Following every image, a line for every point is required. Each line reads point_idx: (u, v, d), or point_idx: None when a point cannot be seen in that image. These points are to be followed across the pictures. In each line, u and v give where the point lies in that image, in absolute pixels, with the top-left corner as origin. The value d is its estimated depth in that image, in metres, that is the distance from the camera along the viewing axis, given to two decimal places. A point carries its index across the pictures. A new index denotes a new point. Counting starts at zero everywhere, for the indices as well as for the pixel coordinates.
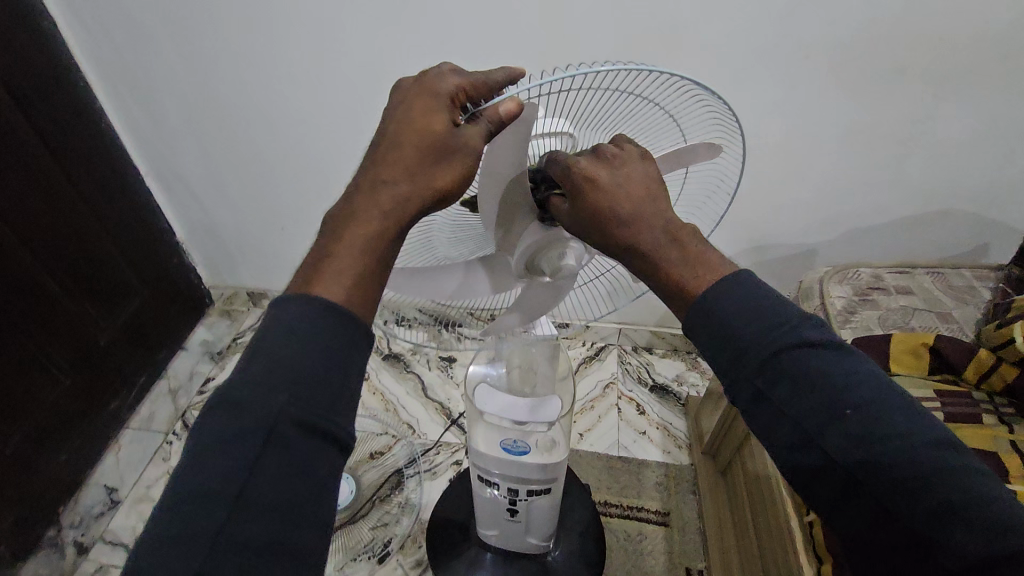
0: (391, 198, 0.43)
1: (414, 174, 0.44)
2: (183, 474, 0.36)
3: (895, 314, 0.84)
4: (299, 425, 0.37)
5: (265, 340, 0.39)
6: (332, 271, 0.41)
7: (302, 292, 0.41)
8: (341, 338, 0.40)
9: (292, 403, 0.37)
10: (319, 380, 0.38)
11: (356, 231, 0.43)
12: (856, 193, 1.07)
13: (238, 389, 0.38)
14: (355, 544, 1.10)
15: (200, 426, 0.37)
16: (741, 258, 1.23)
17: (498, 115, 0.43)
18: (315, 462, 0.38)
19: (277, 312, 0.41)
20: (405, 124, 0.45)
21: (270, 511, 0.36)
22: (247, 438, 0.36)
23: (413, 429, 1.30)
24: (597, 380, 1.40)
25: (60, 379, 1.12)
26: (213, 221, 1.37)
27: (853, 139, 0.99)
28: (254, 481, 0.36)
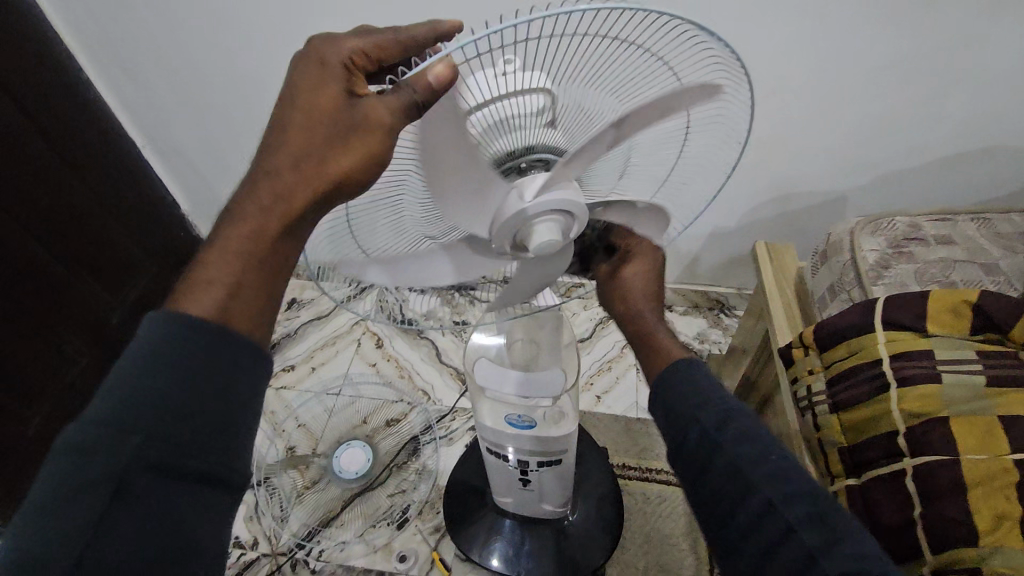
0: (269, 190, 0.37)
1: (300, 161, 0.37)
2: (14, 539, 0.32)
3: (933, 267, 0.77)
4: (155, 471, 0.34)
5: (123, 374, 0.35)
6: (212, 277, 0.37)
7: (170, 309, 0.36)
8: (200, 373, 0.36)
9: (149, 448, 0.34)
10: (182, 420, 0.35)
11: (236, 233, 0.37)
12: (892, 133, 0.97)
13: (91, 431, 0.33)
14: (373, 511, 1.12)
15: (47, 474, 0.33)
16: (766, 209, 1.15)
17: (428, 84, 0.35)
18: (181, 513, 0.35)
19: (139, 337, 0.36)
20: (291, 103, 0.38)
21: (128, 571, 0.33)
22: (89, 493, 0.32)
23: (427, 395, 1.29)
24: (614, 341, 1.36)
25: (77, 360, 1.13)
26: (216, 193, 1.34)
27: (892, 74, 0.89)
28: (98, 544, 0.32)
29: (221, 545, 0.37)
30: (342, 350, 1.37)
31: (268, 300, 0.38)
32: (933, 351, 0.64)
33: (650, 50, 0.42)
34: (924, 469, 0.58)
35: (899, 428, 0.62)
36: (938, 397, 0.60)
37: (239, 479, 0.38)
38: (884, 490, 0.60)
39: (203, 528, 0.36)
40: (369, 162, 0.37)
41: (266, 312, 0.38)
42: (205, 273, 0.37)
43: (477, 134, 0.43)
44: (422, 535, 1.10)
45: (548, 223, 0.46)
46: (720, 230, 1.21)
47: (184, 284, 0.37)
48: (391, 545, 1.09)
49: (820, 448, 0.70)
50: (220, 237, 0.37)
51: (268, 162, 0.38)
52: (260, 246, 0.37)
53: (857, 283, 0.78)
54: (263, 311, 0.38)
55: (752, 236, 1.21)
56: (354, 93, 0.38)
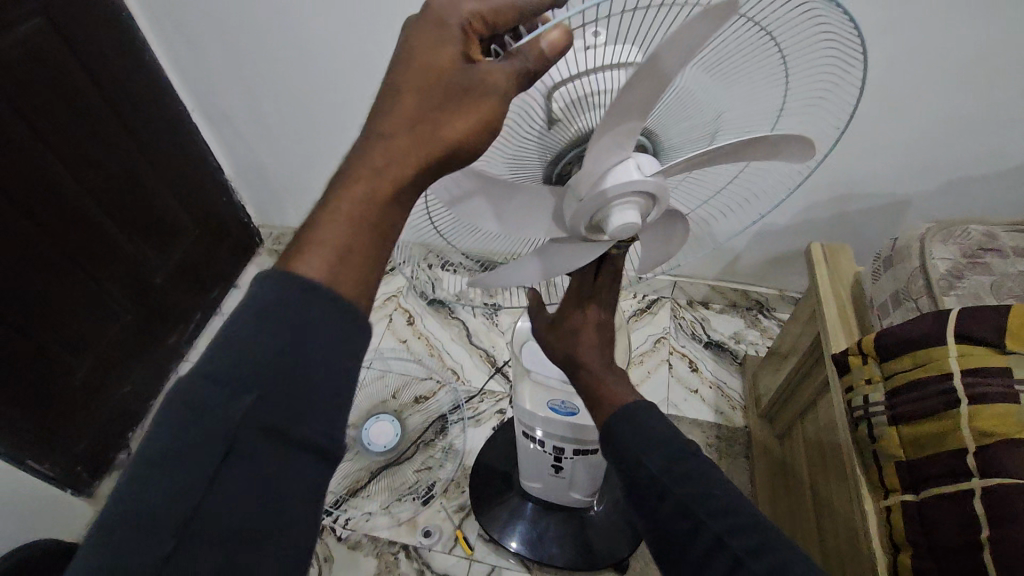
0: (382, 150, 0.36)
1: (414, 122, 0.36)
2: (122, 486, 0.31)
3: (1011, 281, 0.72)
4: (266, 436, 0.33)
5: (238, 329, 0.33)
6: (321, 238, 0.35)
7: (279, 267, 0.34)
8: (315, 339, 0.34)
9: (263, 411, 0.33)
10: (295, 385, 0.33)
11: (346, 191, 0.36)
12: (968, 136, 0.92)
13: (203, 388, 0.32)
14: (400, 485, 1.12)
15: (155, 426, 0.32)
16: (821, 208, 1.10)
17: (543, 52, 0.35)
18: (286, 479, 0.34)
19: (255, 292, 0.34)
20: (406, 59, 0.37)
21: (235, 533, 0.33)
22: (202, 453, 0.32)
23: (457, 375, 1.29)
24: (647, 334, 1.33)
25: (120, 315, 1.15)
26: (259, 158, 1.34)
27: (979, 72, 0.83)
28: (210, 502, 0.32)
29: (318, 513, 0.36)
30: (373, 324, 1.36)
31: (372, 256, 0.36)
32: (1010, 368, 0.60)
33: (759, 24, 0.39)
34: (997, 492, 0.55)
35: (969, 447, 0.59)
36: (1017, 417, 0.57)
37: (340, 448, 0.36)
38: (946, 508, 0.59)
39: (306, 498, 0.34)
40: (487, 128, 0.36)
41: (375, 268, 0.37)
42: (314, 224, 0.36)
43: (558, 109, 0.42)
44: (447, 514, 1.10)
45: (632, 205, 0.44)
46: (769, 228, 1.16)
47: (291, 238, 0.36)
48: (416, 521, 1.09)
49: (875, 460, 0.68)
50: (330, 194, 0.36)
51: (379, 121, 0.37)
52: (354, 204, 0.36)
53: (927, 293, 0.74)
54: (373, 271, 0.36)
55: (802, 236, 1.17)
56: (469, 57, 0.37)
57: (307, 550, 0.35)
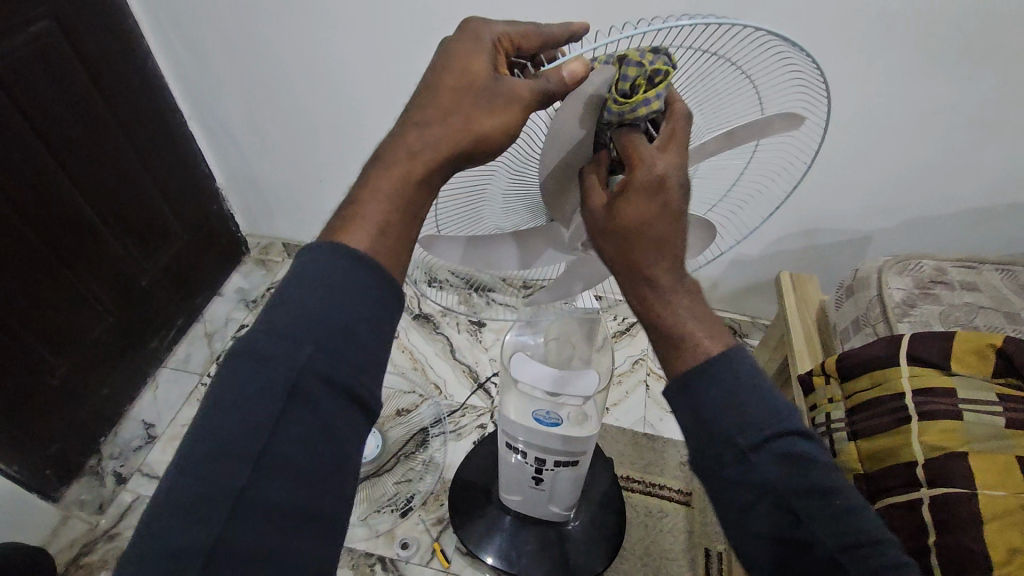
0: (418, 139, 0.41)
1: (448, 116, 0.42)
2: (194, 429, 0.35)
3: (957, 310, 0.79)
4: (327, 383, 0.36)
5: (298, 289, 0.37)
6: (364, 214, 0.40)
7: (330, 240, 0.39)
8: (364, 301, 0.38)
9: (319, 360, 0.36)
10: (344, 338, 0.37)
11: (385, 178, 0.41)
12: (921, 179, 1.01)
13: (262, 341, 0.36)
14: (379, 496, 1.12)
15: (221, 375, 0.36)
16: (789, 240, 1.17)
17: (563, 79, 0.41)
18: (339, 425, 0.37)
19: (308, 258, 0.39)
20: (445, 67, 0.43)
21: (293, 477, 0.35)
22: (268, 395, 0.35)
23: (440, 389, 1.31)
24: (625, 356, 1.38)
25: (104, 316, 1.15)
26: (253, 169, 1.36)
27: (928, 121, 0.92)
28: (275, 443, 0.35)
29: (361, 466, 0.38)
30: None
31: (401, 250, 0.40)
32: (955, 389, 0.66)
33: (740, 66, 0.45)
34: (940, 501, 0.60)
35: (919, 459, 0.64)
36: (958, 432, 0.63)
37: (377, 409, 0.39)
38: (903, 517, 0.62)
39: (350, 451, 0.37)
40: (506, 129, 0.41)
41: (401, 262, 0.40)
42: (352, 215, 0.40)
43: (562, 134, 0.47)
44: (425, 525, 1.11)
45: None
46: (743, 256, 1.23)
47: (328, 231, 0.40)
48: (394, 533, 1.10)
49: None
50: (370, 185, 0.41)
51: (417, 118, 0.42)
52: (380, 201, 0.40)
53: (882, 319, 0.80)
54: (404, 253, 0.41)
55: (773, 265, 1.24)
56: (497, 67, 0.43)
57: (351, 498, 0.37)
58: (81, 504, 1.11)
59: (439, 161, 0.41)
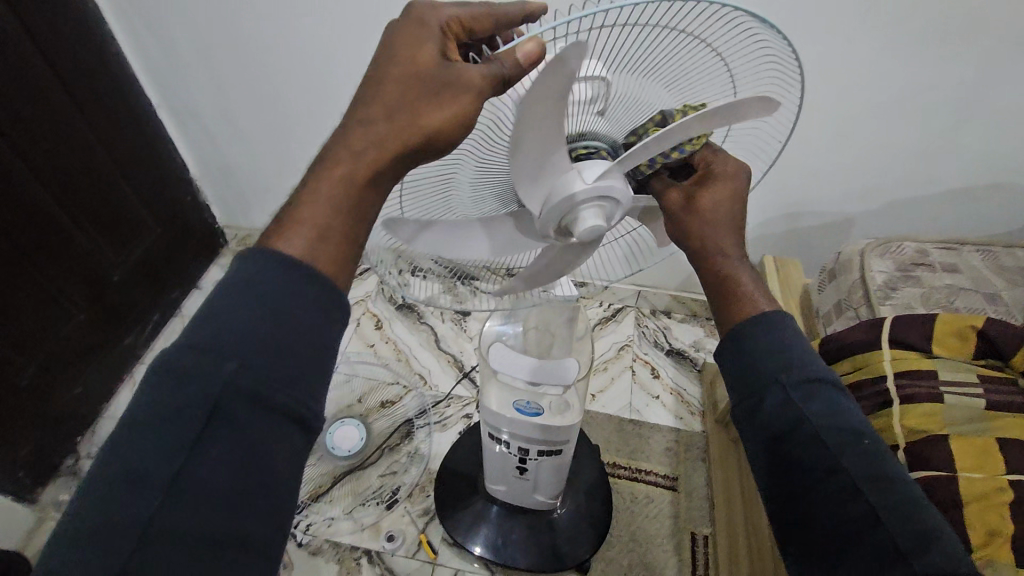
0: (361, 138, 0.39)
1: (391, 115, 0.39)
2: (106, 453, 0.32)
3: (939, 292, 0.79)
4: (249, 398, 0.34)
5: (224, 299, 0.36)
6: (320, 214, 0.38)
7: (268, 248, 0.37)
8: (294, 308, 0.36)
9: (245, 377, 0.34)
10: (273, 350, 0.35)
11: (327, 180, 0.39)
12: (903, 161, 1.00)
13: (184, 353, 0.34)
14: (363, 489, 1.12)
15: (145, 391, 0.33)
16: (774, 224, 1.16)
17: (517, 62, 0.38)
18: (267, 445, 0.34)
19: (246, 264, 0.37)
20: (389, 58, 0.41)
21: (214, 501, 0.33)
22: (188, 414, 0.33)
23: (424, 379, 1.30)
24: (611, 342, 1.37)
25: (74, 313, 1.12)
26: (228, 159, 1.33)
27: (908, 102, 0.91)
28: (192, 465, 0.33)
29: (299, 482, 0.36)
30: None
31: (342, 256, 0.39)
32: (937, 371, 0.66)
33: (704, 40, 0.43)
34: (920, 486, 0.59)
35: (899, 444, 0.63)
36: (938, 416, 0.63)
37: (320, 419, 0.37)
38: None
39: (285, 469, 0.35)
40: (456, 120, 0.39)
41: (343, 272, 0.39)
42: (291, 218, 0.38)
43: None
44: (411, 518, 1.10)
45: (594, 208, 0.47)
46: None
47: (269, 240, 0.38)
48: (379, 525, 1.09)
49: None
50: (310, 187, 0.39)
51: (358, 113, 0.40)
52: (339, 197, 0.38)
53: (864, 302, 0.80)
54: (347, 259, 0.39)
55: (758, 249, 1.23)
56: (446, 54, 0.41)
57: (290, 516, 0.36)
58: (59, 505, 1.09)
59: (383, 161, 0.39)
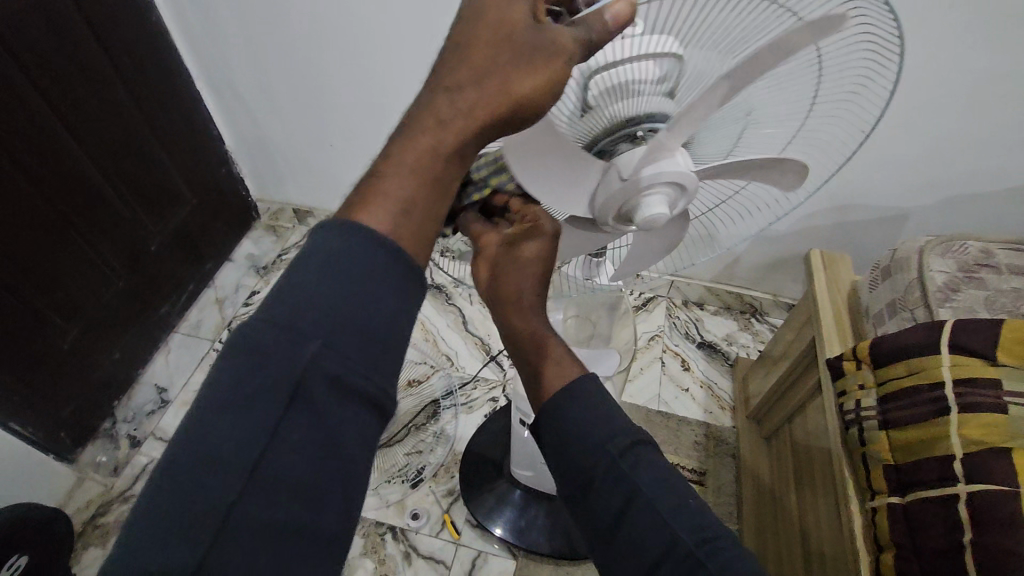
0: (440, 113, 0.37)
1: (473, 86, 0.38)
2: (181, 435, 0.31)
3: (1004, 296, 0.75)
4: (328, 382, 0.33)
5: (305, 275, 0.34)
6: (381, 194, 0.36)
7: (340, 221, 0.36)
8: (375, 289, 0.35)
9: (323, 362, 0.33)
10: (350, 336, 0.34)
11: (403, 156, 0.37)
12: (966, 154, 0.94)
13: (260, 332, 0.33)
14: (390, 466, 1.12)
15: (218, 372, 0.32)
16: (820, 217, 1.12)
17: (606, 24, 0.36)
18: (346, 430, 0.34)
19: (321, 239, 0.35)
20: (468, 28, 0.38)
21: (294, 490, 0.32)
22: (269, 399, 0.32)
23: (451, 360, 1.29)
24: (643, 331, 1.34)
25: (114, 280, 1.14)
26: (263, 132, 1.32)
27: (980, 91, 0.85)
28: (273, 453, 0.32)
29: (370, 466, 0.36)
30: None
31: (423, 234, 0.37)
32: (1001, 380, 0.62)
33: (790, 9, 0.39)
34: (984, 498, 0.57)
35: (956, 454, 0.61)
36: (1004, 427, 0.59)
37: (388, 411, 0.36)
38: (936, 510, 0.60)
39: (356, 453, 0.35)
40: (541, 94, 0.37)
41: (423, 247, 0.37)
42: (364, 193, 0.37)
43: (593, 96, 0.43)
44: (436, 497, 1.11)
45: (660, 194, 0.45)
46: (772, 232, 1.17)
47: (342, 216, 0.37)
48: (404, 503, 1.10)
49: (864, 462, 0.70)
50: (386, 162, 0.37)
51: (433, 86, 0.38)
52: (400, 178, 0.37)
53: (923, 303, 0.76)
54: (428, 235, 0.37)
55: (800, 242, 1.18)
56: (536, 18, 0.38)
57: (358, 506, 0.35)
58: (97, 466, 1.12)
59: (462, 139, 0.37)
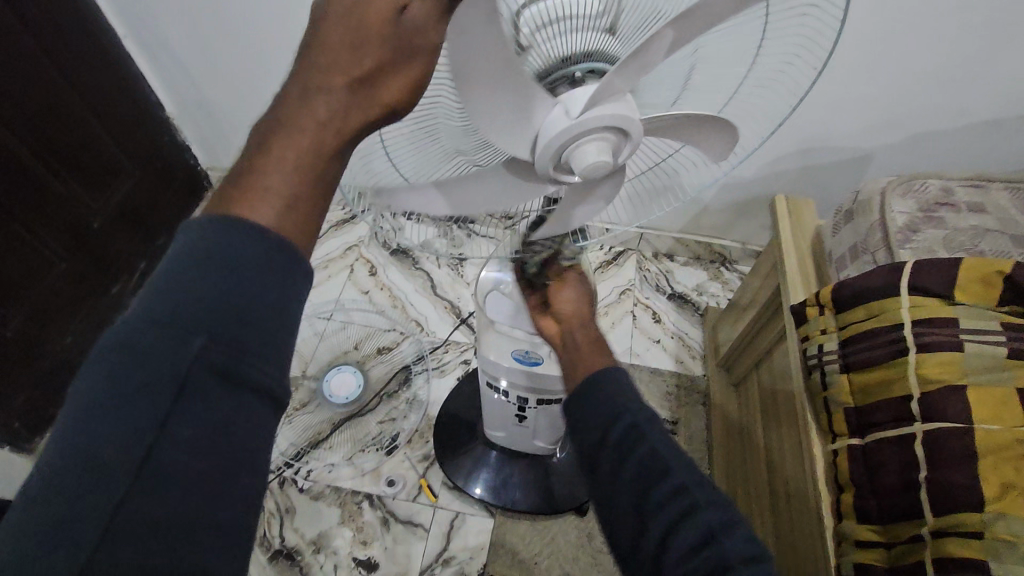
0: (337, 56, 0.34)
1: (368, 23, 0.34)
2: (68, 433, 0.30)
3: (962, 234, 0.74)
4: (218, 373, 0.32)
5: (185, 264, 0.32)
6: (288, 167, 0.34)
7: (223, 215, 0.34)
8: (264, 273, 0.33)
9: (215, 353, 0.32)
10: (239, 324, 0.32)
11: (307, 112, 0.34)
12: (930, 91, 0.92)
13: (140, 331, 0.31)
14: (364, 436, 1.12)
15: (98, 372, 0.30)
16: (787, 161, 1.10)
17: None
18: (239, 420, 0.32)
19: (192, 237, 0.33)
20: None
21: (186, 488, 0.31)
22: (151, 393, 0.30)
23: (420, 326, 1.27)
24: (612, 286, 1.33)
25: (55, 262, 1.07)
26: (205, 95, 1.23)
27: (946, 24, 0.83)
28: (161, 447, 0.30)
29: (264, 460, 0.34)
30: (332, 275, 1.33)
31: (323, 177, 0.35)
32: (957, 319, 0.63)
33: None
34: (934, 436, 0.58)
35: (913, 394, 0.61)
36: (958, 364, 0.60)
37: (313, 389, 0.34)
38: (892, 450, 0.61)
39: (256, 443, 0.33)
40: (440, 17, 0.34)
41: (322, 188, 0.35)
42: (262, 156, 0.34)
43: (526, 34, 0.39)
44: (411, 463, 1.11)
45: (601, 141, 0.42)
46: (739, 178, 1.15)
47: (243, 163, 0.35)
48: (379, 471, 1.10)
49: (824, 407, 0.70)
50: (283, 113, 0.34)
51: (336, 2, 0.34)
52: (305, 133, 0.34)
53: (884, 246, 0.75)
54: (327, 191, 0.36)
55: (766, 187, 1.17)
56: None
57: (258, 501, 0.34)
58: None
59: (366, 80, 0.34)
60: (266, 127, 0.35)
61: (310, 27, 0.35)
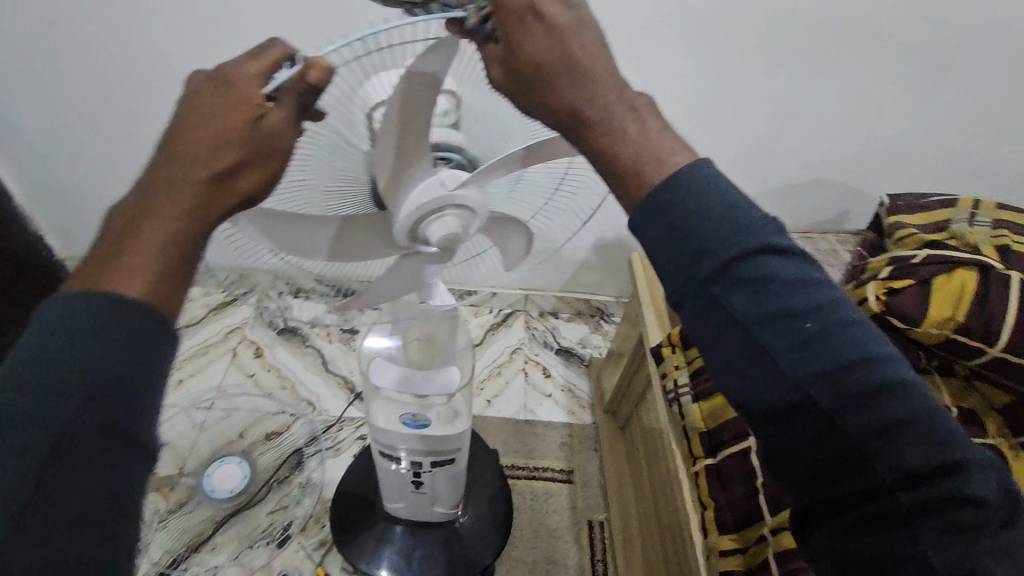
0: (196, 157, 0.37)
1: (224, 131, 0.37)
2: None
3: None
4: (90, 430, 0.33)
5: (56, 327, 0.34)
6: (145, 252, 0.36)
7: (90, 284, 0.36)
8: (137, 334, 0.35)
9: (88, 412, 0.33)
10: (112, 383, 0.34)
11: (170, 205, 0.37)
12: (741, 162, 1.10)
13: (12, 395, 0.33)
14: (251, 530, 1.05)
15: None
16: None
17: (308, 85, 0.35)
18: (113, 474, 0.34)
19: (65, 300, 0.35)
20: (234, 82, 0.37)
21: (55, 544, 0.32)
22: (22, 454, 0.32)
23: (312, 405, 1.23)
24: (504, 346, 1.40)
25: None
26: (61, 184, 1.17)
27: (737, 115, 1.02)
28: (34, 506, 0.32)
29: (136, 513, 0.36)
30: (214, 361, 1.27)
31: (186, 261, 0.38)
32: None
33: None
34: None
35: None
36: None
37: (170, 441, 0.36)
38: (735, 463, 0.70)
39: (128, 495, 0.35)
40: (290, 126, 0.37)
41: (186, 267, 0.38)
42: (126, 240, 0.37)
43: None
44: (306, 552, 1.05)
45: (450, 216, 0.49)
46: (602, 239, 1.30)
47: (110, 246, 0.37)
48: (271, 566, 1.02)
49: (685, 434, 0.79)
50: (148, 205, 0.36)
51: (197, 109, 0.37)
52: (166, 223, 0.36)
53: None
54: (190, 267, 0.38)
55: (627, 247, 1.32)
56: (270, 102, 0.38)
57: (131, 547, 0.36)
58: None
59: (224, 177, 0.37)
60: (126, 215, 0.37)
61: (172, 126, 0.38)
